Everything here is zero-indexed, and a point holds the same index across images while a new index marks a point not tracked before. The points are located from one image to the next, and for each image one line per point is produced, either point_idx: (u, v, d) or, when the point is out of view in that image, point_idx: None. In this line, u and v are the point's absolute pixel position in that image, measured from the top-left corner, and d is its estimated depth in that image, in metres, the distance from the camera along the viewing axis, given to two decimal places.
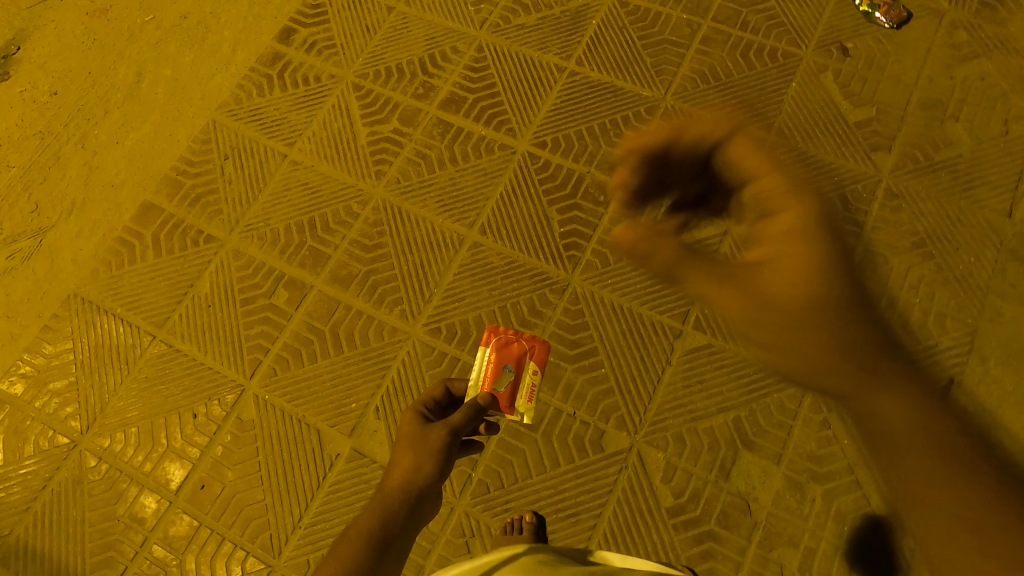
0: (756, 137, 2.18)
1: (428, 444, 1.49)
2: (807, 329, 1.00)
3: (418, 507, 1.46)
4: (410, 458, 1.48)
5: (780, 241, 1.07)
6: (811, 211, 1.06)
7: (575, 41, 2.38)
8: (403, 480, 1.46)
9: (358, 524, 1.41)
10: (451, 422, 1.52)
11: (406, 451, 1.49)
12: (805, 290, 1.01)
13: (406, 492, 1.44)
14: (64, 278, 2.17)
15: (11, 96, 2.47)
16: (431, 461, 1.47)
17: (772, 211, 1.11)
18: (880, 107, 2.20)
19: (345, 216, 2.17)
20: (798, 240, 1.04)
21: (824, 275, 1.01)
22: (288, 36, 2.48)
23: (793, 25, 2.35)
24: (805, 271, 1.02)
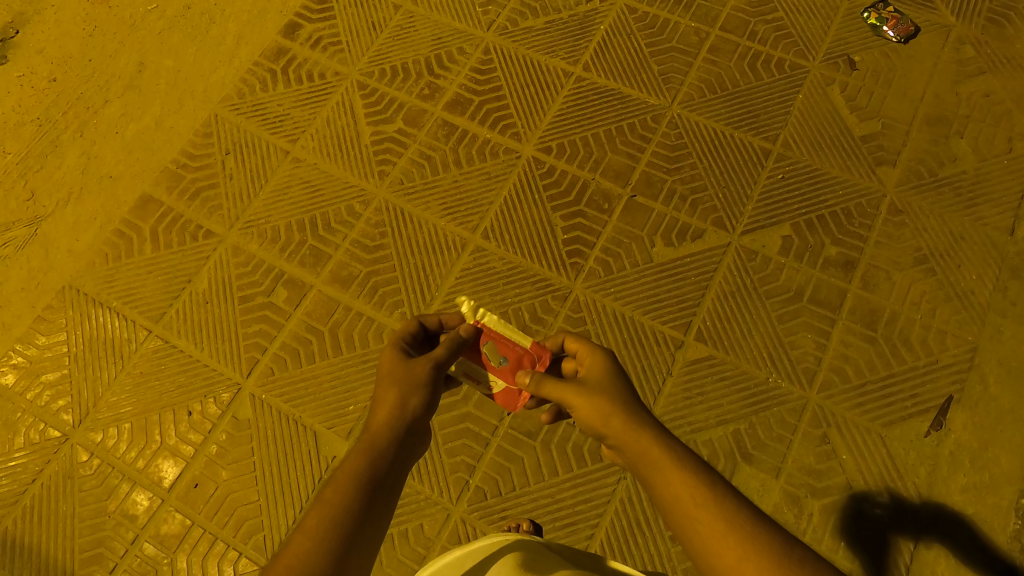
0: (762, 148, 2.17)
1: (412, 377, 1.25)
2: (633, 441, 1.17)
3: (410, 441, 1.19)
4: (392, 384, 1.23)
5: (596, 374, 1.28)
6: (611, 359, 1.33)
7: (582, 46, 2.37)
8: (387, 414, 1.19)
9: (342, 467, 1.09)
10: (435, 353, 1.30)
11: (387, 377, 1.25)
12: (609, 411, 1.20)
13: (390, 421, 1.18)
14: (59, 268, 2.14)
15: (8, 81, 2.43)
16: (418, 393, 1.23)
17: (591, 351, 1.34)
18: (886, 121, 2.20)
19: (347, 215, 2.15)
20: (605, 374, 1.28)
21: (631, 409, 1.21)
22: (293, 31, 2.46)
23: (801, 37, 2.35)
24: (611, 406, 1.21)
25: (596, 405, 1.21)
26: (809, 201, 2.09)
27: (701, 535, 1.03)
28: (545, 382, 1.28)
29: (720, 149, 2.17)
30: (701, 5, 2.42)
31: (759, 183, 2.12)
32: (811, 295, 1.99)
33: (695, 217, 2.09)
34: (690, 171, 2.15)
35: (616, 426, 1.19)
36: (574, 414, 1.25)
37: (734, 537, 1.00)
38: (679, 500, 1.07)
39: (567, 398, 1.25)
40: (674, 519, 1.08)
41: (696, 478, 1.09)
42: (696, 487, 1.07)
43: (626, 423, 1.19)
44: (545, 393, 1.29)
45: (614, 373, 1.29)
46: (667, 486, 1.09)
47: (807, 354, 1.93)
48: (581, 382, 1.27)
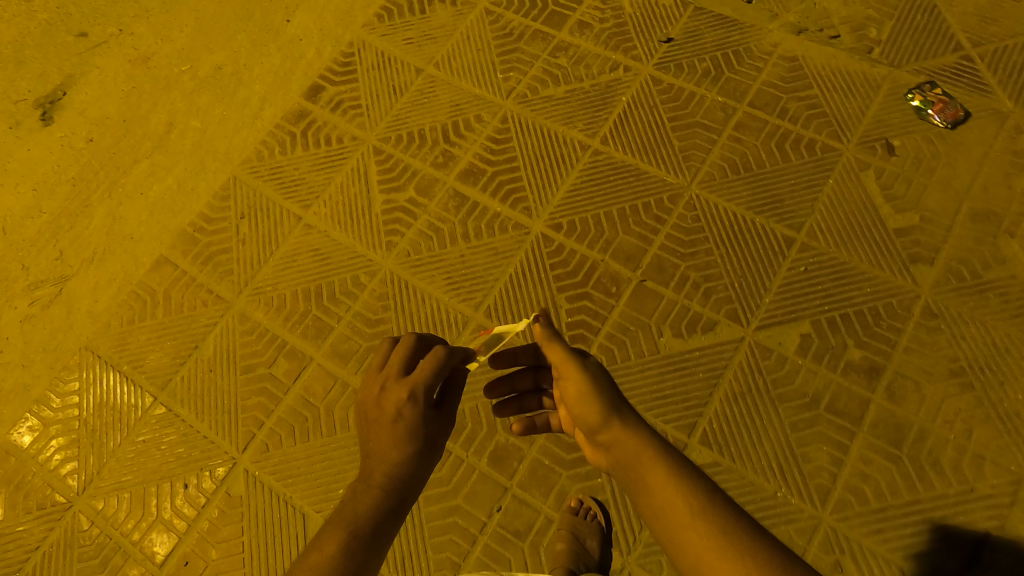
0: (785, 236, 2.05)
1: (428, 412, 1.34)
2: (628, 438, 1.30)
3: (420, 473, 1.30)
4: (399, 442, 1.27)
5: (596, 367, 1.43)
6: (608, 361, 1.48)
7: (601, 118, 2.31)
8: (387, 467, 1.25)
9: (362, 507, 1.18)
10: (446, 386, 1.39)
11: (398, 432, 1.27)
12: (606, 405, 1.34)
13: (392, 474, 1.24)
14: (78, 330, 2.21)
15: (51, 141, 2.54)
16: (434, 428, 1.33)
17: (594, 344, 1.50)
18: (925, 213, 2.07)
19: (352, 286, 2.15)
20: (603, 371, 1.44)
21: (625, 409, 1.35)
22: (316, 93, 2.49)
23: (837, 117, 2.24)
24: (607, 402, 1.35)
25: (592, 394, 1.36)
26: (832, 298, 1.96)
27: (690, 541, 1.11)
28: (554, 343, 1.46)
29: (739, 235, 2.06)
30: (730, 79, 2.34)
31: (778, 274, 2.00)
32: (828, 403, 1.86)
33: (708, 307, 1.98)
34: (706, 257, 2.04)
35: (612, 420, 1.32)
36: (571, 392, 1.39)
37: (723, 547, 1.08)
38: (670, 500, 1.17)
39: (566, 372, 1.41)
40: (662, 518, 1.17)
41: (688, 486, 1.19)
42: (689, 494, 1.17)
43: (621, 421, 1.32)
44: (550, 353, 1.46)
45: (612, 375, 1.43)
46: (659, 485, 1.20)
47: (822, 469, 1.79)
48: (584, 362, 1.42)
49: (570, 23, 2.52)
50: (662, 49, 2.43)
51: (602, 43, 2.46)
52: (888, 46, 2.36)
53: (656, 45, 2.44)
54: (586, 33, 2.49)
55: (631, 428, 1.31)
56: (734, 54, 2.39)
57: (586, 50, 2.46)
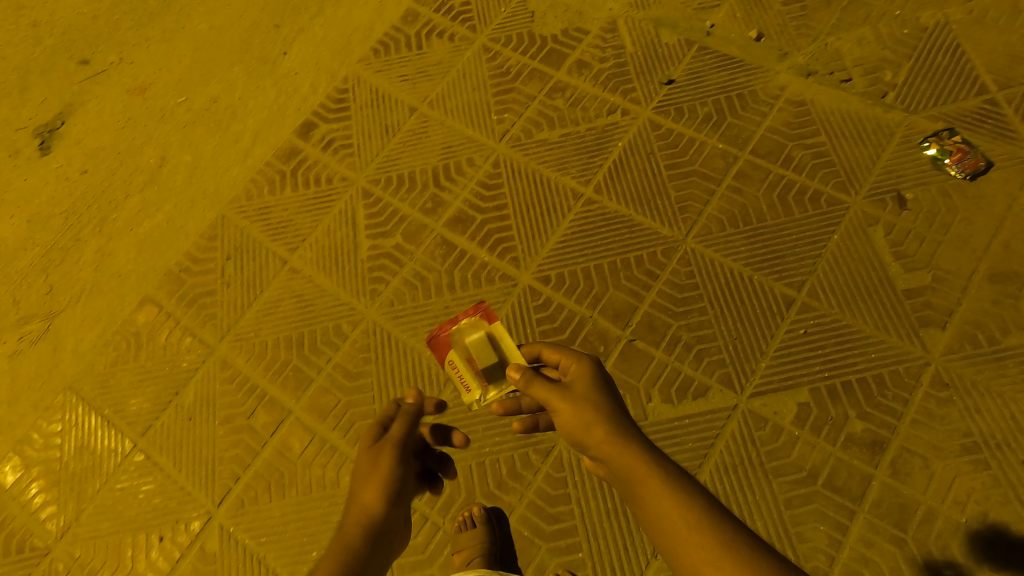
0: (784, 296, 1.94)
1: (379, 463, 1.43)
2: (619, 454, 1.28)
3: (387, 533, 1.36)
4: (381, 495, 1.37)
5: (582, 385, 1.42)
6: (597, 367, 1.47)
7: (595, 165, 2.23)
8: (363, 517, 1.35)
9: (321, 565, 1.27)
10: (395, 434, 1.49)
11: (387, 485, 1.38)
12: (593, 419, 1.33)
13: (376, 523, 1.34)
14: (63, 368, 2.19)
15: (47, 172, 2.54)
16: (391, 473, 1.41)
17: (576, 361, 1.48)
18: (937, 273, 1.94)
19: (334, 335, 2.09)
20: (591, 382, 1.43)
21: (614, 422, 1.33)
22: (308, 130, 2.45)
23: (845, 166, 2.13)
24: (593, 414, 1.34)
25: (578, 411, 1.35)
26: (833, 364, 1.85)
27: (690, 556, 1.10)
28: (534, 382, 1.44)
29: (734, 294, 1.96)
30: (732, 124, 2.25)
31: (775, 337, 1.89)
32: (827, 479, 1.74)
33: (700, 371, 1.88)
34: (699, 316, 1.95)
35: (601, 439, 1.31)
36: (560, 418, 1.38)
37: (720, 558, 1.07)
38: (664, 513, 1.16)
39: (553, 401, 1.40)
40: (659, 532, 1.17)
41: (682, 496, 1.17)
42: (683, 507, 1.16)
43: (609, 433, 1.31)
44: (533, 392, 1.44)
45: (601, 385, 1.42)
46: (653, 499, 1.19)
47: (818, 551, 1.68)
48: (566, 388, 1.41)
49: (569, 63, 2.45)
50: (663, 90, 2.35)
51: (601, 84, 2.39)
52: (903, 89, 2.24)
53: (657, 87, 2.36)
54: (585, 73, 2.42)
55: (622, 442, 1.29)
56: (739, 97, 2.30)
57: (585, 91, 2.39)
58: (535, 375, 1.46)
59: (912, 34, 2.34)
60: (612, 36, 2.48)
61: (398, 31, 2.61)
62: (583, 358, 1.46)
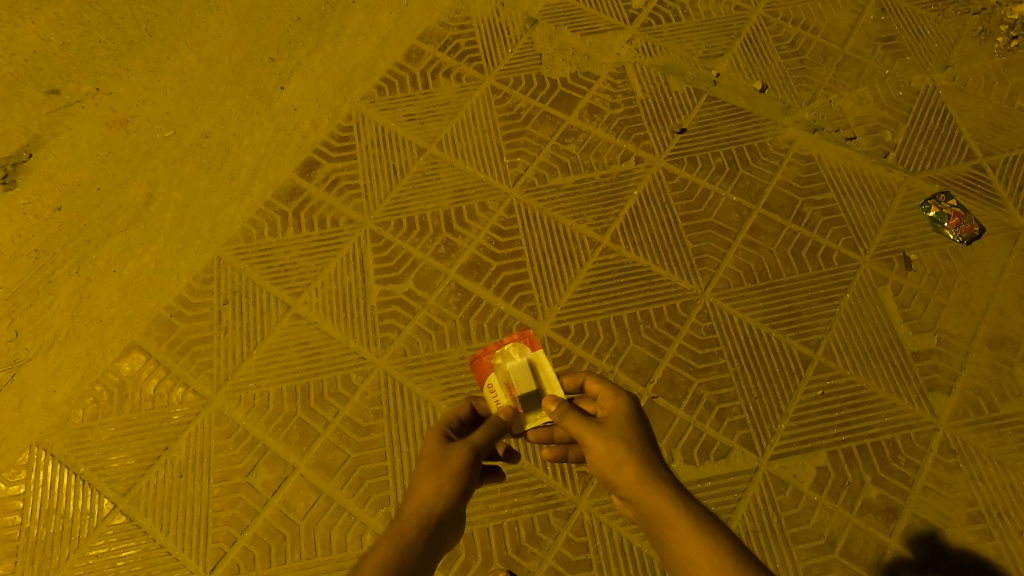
0: (801, 355, 2.00)
1: (449, 462, 1.36)
2: (650, 493, 1.26)
3: (439, 532, 1.30)
4: (443, 490, 1.31)
5: (615, 420, 1.40)
6: (633, 403, 1.45)
7: (611, 212, 2.20)
8: (421, 507, 1.30)
9: (371, 557, 1.20)
10: (474, 439, 1.41)
11: (453, 482, 1.32)
12: (625, 458, 1.31)
13: (436, 517, 1.29)
14: (29, 423, 2.03)
15: (12, 210, 2.35)
16: (455, 478, 1.34)
17: (613, 396, 1.45)
18: (942, 335, 2.03)
19: (342, 387, 2.01)
20: (624, 417, 1.40)
21: (647, 460, 1.31)
22: (311, 169, 2.35)
23: (853, 224, 2.18)
24: (625, 453, 1.32)
25: (611, 449, 1.33)
26: (849, 426, 1.92)
27: None
28: (568, 416, 1.41)
29: (754, 352, 2.00)
30: (745, 176, 2.25)
31: (794, 397, 1.95)
32: (844, 546, 1.79)
33: (721, 432, 1.91)
34: (719, 372, 1.98)
35: (633, 477, 1.28)
36: (591, 454, 1.36)
37: None
38: (693, 559, 1.15)
39: (585, 437, 1.37)
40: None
41: (712, 544, 1.15)
42: (714, 554, 1.14)
43: (641, 474, 1.29)
44: (566, 425, 1.42)
45: (634, 420, 1.40)
46: (682, 545, 1.18)
47: None
48: (600, 424, 1.39)
49: (580, 107, 2.41)
50: (675, 139, 2.32)
51: (613, 130, 2.35)
52: (903, 150, 2.31)
53: (669, 135, 2.33)
54: (596, 118, 2.38)
55: (654, 483, 1.27)
56: (750, 149, 2.31)
57: (597, 136, 2.35)
58: (570, 407, 1.43)
59: (907, 97, 2.42)
60: (621, 81, 2.46)
61: (402, 69, 2.56)
62: (620, 394, 1.44)
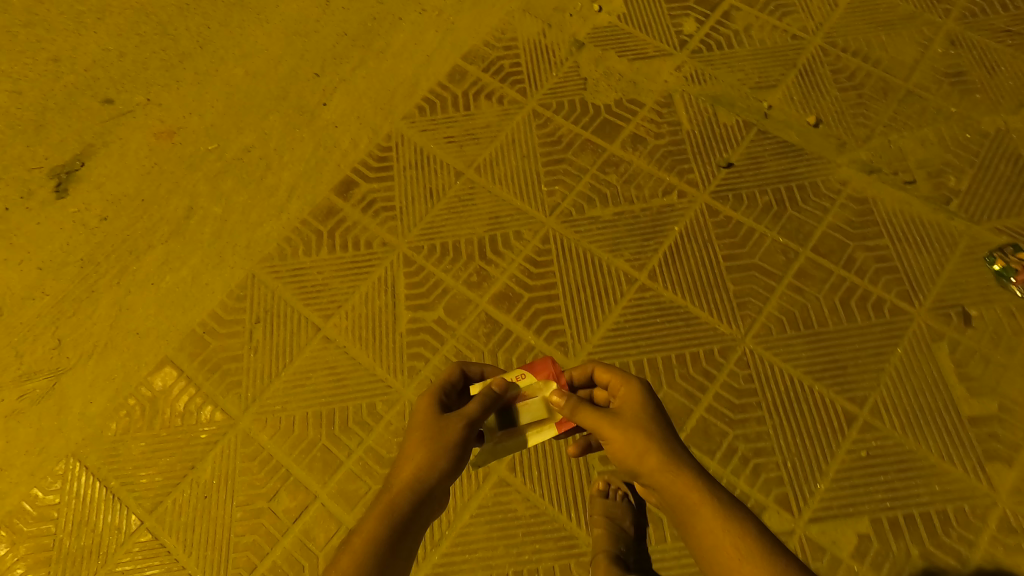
0: (846, 412, 1.90)
1: (443, 435, 1.43)
2: (672, 480, 1.39)
3: (428, 503, 1.41)
4: (434, 467, 1.40)
5: (632, 412, 1.48)
6: (644, 391, 1.53)
7: (650, 248, 2.12)
8: (411, 480, 1.40)
9: (361, 532, 1.32)
10: (468, 412, 1.45)
11: (442, 458, 1.41)
12: (645, 448, 1.42)
13: (423, 488, 1.40)
14: (67, 433, 2.07)
15: (62, 217, 2.41)
16: (445, 452, 1.42)
17: (626, 384, 1.53)
18: (1003, 401, 1.90)
19: (367, 416, 2.00)
20: (640, 408, 1.48)
21: (666, 449, 1.42)
22: (348, 189, 2.34)
23: (909, 274, 2.06)
24: (644, 441, 1.42)
25: (631, 440, 1.42)
26: (896, 492, 1.81)
27: None
28: (580, 410, 1.47)
29: (795, 405, 1.90)
30: (793, 217, 2.15)
31: (836, 457, 1.85)
32: None
33: (756, 488, 1.83)
34: (757, 426, 1.89)
35: (655, 465, 1.40)
36: (609, 444, 1.46)
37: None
38: (716, 540, 1.31)
39: (602, 429, 1.45)
40: (706, 556, 1.33)
41: (737, 528, 1.31)
42: (737, 538, 1.29)
43: (661, 462, 1.40)
44: (578, 418, 1.47)
45: (650, 411, 1.48)
46: (708, 529, 1.33)
47: None
48: (616, 415, 1.47)
49: (624, 135, 2.34)
50: (721, 173, 2.23)
51: (656, 161, 2.27)
52: (968, 196, 2.17)
53: (715, 169, 2.24)
54: (639, 148, 2.31)
55: (674, 469, 1.40)
56: (800, 189, 2.19)
57: (639, 167, 2.27)
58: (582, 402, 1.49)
59: (974, 139, 2.28)
60: (668, 111, 2.38)
61: (444, 89, 2.53)
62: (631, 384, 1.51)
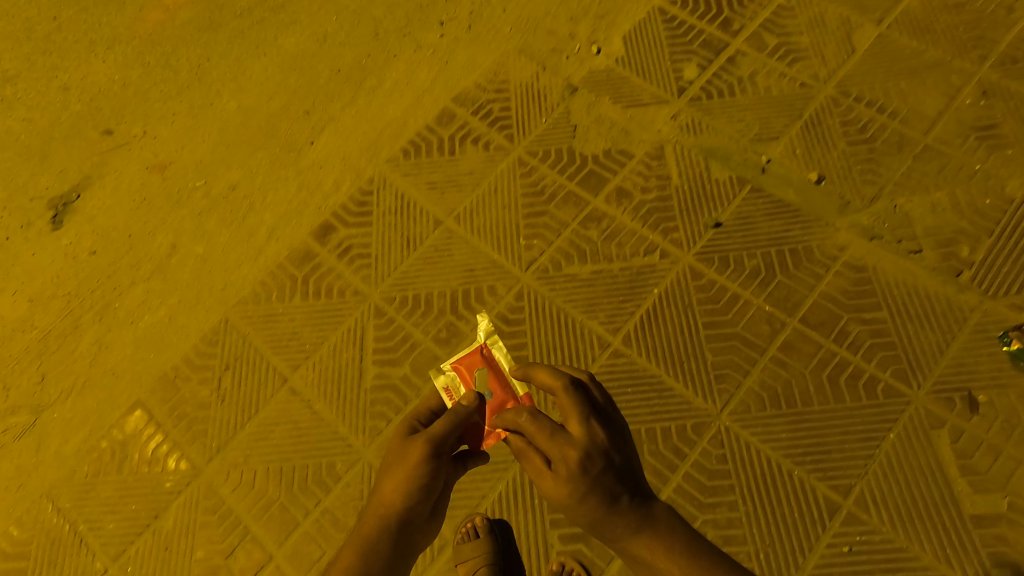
0: (827, 501, 1.76)
1: (408, 458, 1.41)
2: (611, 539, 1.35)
3: (405, 527, 1.44)
4: (401, 492, 1.40)
5: (559, 494, 1.33)
6: (576, 469, 1.31)
7: (627, 310, 2.04)
8: (383, 509, 1.42)
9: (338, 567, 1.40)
10: (433, 433, 1.42)
11: (410, 485, 1.40)
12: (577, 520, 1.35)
13: (395, 517, 1.41)
14: (41, 472, 2.08)
15: (55, 249, 2.43)
16: (413, 476, 1.40)
17: (558, 456, 1.33)
18: (1014, 499, 1.72)
19: (326, 474, 1.96)
20: (566, 489, 1.31)
21: (601, 523, 1.33)
22: (326, 233, 2.32)
23: (908, 352, 1.90)
24: (575, 517, 1.34)
25: (564, 511, 1.35)
26: None
27: None
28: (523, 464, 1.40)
29: (771, 490, 1.78)
30: (782, 284, 2.02)
31: (814, 550, 1.72)
32: None
33: None
34: (728, 511, 1.78)
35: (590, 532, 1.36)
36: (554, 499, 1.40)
37: None
38: None
39: (541, 492, 1.38)
40: None
41: None
42: None
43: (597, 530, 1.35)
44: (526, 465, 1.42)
45: (577, 496, 1.31)
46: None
47: None
48: (549, 489, 1.35)
49: (608, 189, 2.25)
50: (708, 234, 2.12)
51: (640, 218, 2.18)
52: (984, 268, 2.00)
53: (703, 229, 2.13)
54: (624, 203, 2.22)
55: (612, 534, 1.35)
56: (792, 253, 2.06)
57: (622, 223, 2.18)
58: (523, 456, 1.40)
59: (995, 205, 2.10)
60: (658, 163, 2.28)
61: (431, 132, 2.49)
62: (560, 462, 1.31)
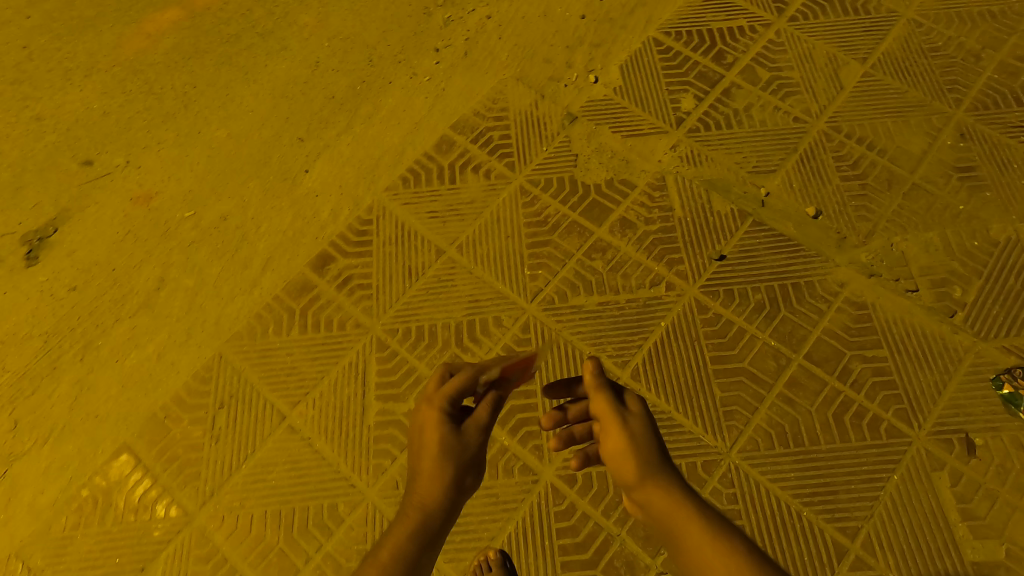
0: (836, 544, 1.77)
1: (452, 442, 1.59)
2: (648, 489, 1.48)
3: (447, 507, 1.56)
4: (447, 475, 1.55)
5: (617, 427, 1.57)
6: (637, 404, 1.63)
7: (634, 344, 2.03)
8: (429, 491, 1.55)
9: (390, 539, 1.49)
10: (475, 416, 1.63)
11: (453, 465, 1.56)
12: (625, 458, 1.53)
13: (440, 496, 1.55)
14: (14, 527, 1.94)
15: (30, 286, 2.30)
16: (457, 460, 1.58)
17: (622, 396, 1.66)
18: (1012, 546, 1.76)
19: (327, 518, 1.88)
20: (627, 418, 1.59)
21: (647, 462, 1.51)
22: (324, 264, 2.25)
23: (908, 392, 1.94)
24: (626, 451, 1.53)
25: (615, 447, 1.55)
26: None
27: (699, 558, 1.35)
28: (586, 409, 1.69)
29: (781, 533, 1.79)
30: (787, 319, 2.05)
31: None
32: None
33: None
34: None
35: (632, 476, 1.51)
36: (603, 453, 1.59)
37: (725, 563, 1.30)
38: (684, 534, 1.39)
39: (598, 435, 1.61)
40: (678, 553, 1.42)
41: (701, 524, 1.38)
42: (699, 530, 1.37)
43: (640, 474, 1.50)
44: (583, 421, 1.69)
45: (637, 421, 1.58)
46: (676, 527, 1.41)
47: None
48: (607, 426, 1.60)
49: (612, 219, 2.25)
50: (713, 267, 2.14)
51: (645, 250, 2.18)
52: (974, 310, 2.06)
53: (707, 262, 2.15)
54: (629, 234, 2.22)
55: (651, 480, 1.49)
56: (795, 288, 2.10)
57: (627, 254, 2.18)
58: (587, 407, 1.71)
59: (982, 247, 2.17)
60: (660, 195, 2.29)
61: (429, 159, 2.45)
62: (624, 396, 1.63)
